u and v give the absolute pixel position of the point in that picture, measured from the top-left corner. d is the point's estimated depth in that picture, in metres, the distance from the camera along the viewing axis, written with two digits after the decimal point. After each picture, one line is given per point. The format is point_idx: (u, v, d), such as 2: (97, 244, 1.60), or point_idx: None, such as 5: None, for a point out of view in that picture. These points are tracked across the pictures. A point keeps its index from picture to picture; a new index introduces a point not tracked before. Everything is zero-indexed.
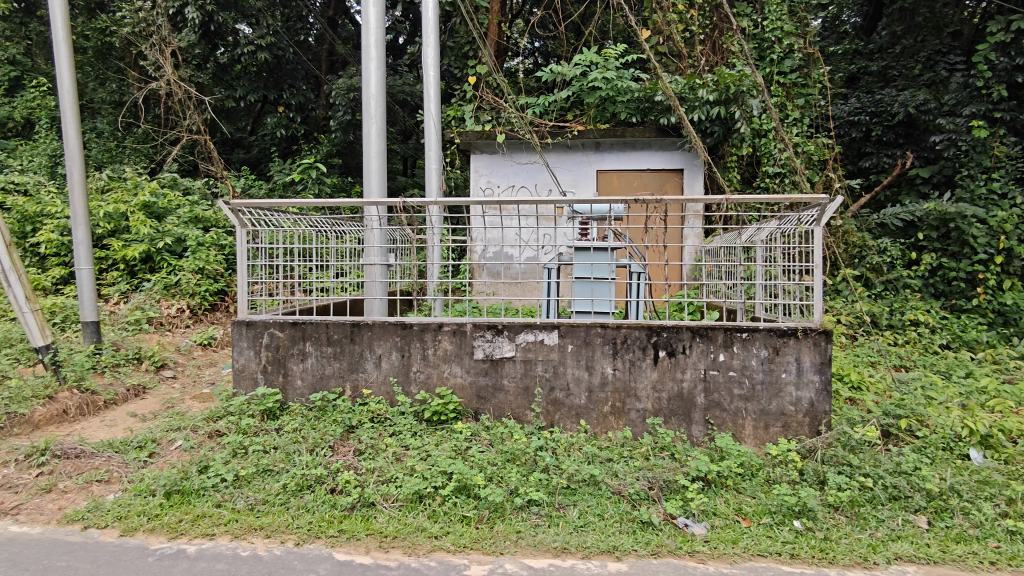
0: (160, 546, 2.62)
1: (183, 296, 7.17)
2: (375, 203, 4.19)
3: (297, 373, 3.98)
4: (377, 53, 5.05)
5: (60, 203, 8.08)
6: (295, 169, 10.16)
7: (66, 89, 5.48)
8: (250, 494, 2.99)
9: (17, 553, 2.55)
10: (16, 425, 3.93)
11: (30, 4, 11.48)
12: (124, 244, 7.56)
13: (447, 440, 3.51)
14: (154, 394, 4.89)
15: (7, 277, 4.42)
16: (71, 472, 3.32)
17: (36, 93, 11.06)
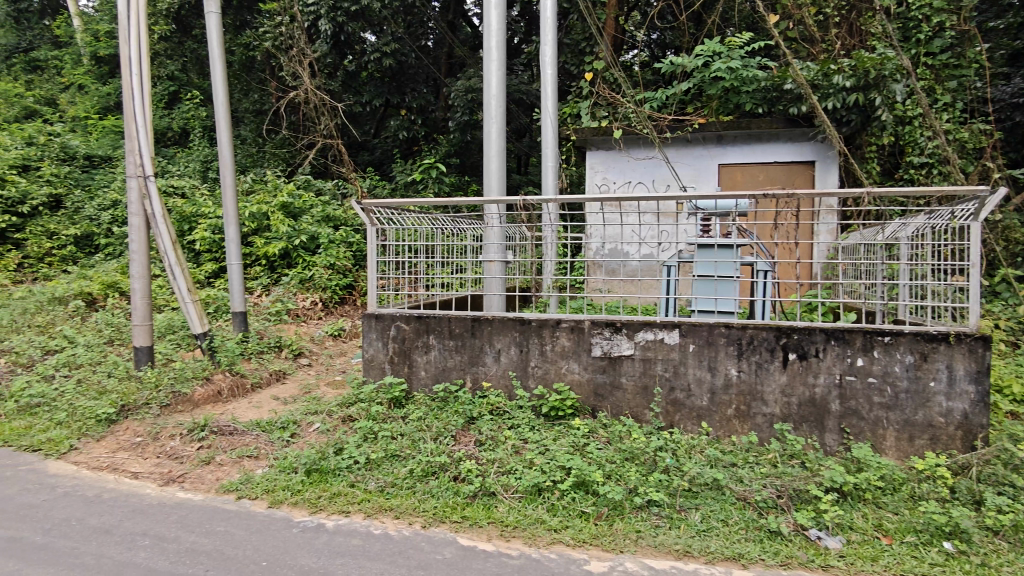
0: (303, 519, 2.85)
1: (316, 290, 7.72)
2: (496, 202, 4.28)
3: (421, 364, 4.17)
4: (499, 54, 5.15)
5: (211, 204, 8.94)
6: (416, 169, 10.57)
7: (220, 99, 6.05)
8: (380, 477, 3.18)
9: (184, 516, 2.87)
10: (180, 402, 4.42)
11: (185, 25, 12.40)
12: (266, 241, 8.24)
13: (565, 435, 3.53)
14: (293, 379, 5.31)
15: (173, 271, 4.99)
16: (226, 447, 3.68)
17: (190, 105, 12.31)
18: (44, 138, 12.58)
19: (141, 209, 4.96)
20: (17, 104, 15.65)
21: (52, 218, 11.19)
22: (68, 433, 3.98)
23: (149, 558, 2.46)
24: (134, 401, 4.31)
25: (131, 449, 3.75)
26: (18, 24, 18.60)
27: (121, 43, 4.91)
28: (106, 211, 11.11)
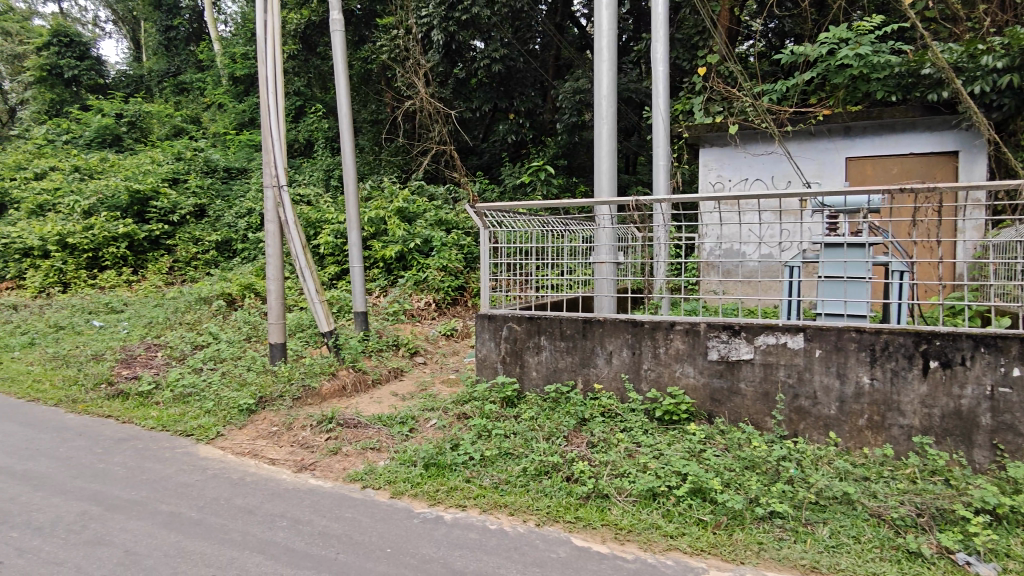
0: (423, 510, 2.98)
1: (430, 291, 8.00)
2: (606, 203, 4.26)
3: (533, 365, 4.22)
4: (610, 54, 5.11)
5: (334, 210, 9.53)
6: (524, 172, 10.68)
7: (343, 110, 6.42)
8: (495, 474, 3.25)
9: (315, 501, 3.09)
10: (310, 396, 4.75)
11: (309, 43, 12.54)
12: (383, 245, 8.65)
13: (680, 440, 3.45)
14: (410, 376, 5.54)
15: (303, 273, 5.37)
16: (352, 438, 3.91)
17: (315, 118, 13.30)
18: (191, 154, 14.20)
19: (276, 216, 5.37)
20: (169, 123, 17.46)
21: (198, 226, 12.36)
22: (215, 421, 4.40)
23: (287, 538, 2.67)
24: (271, 393, 4.68)
25: (269, 437, 4.08)
26: (168, 51, 20.73)
27: (258, 63, 5.33)
28: (242, 218, 12.12)
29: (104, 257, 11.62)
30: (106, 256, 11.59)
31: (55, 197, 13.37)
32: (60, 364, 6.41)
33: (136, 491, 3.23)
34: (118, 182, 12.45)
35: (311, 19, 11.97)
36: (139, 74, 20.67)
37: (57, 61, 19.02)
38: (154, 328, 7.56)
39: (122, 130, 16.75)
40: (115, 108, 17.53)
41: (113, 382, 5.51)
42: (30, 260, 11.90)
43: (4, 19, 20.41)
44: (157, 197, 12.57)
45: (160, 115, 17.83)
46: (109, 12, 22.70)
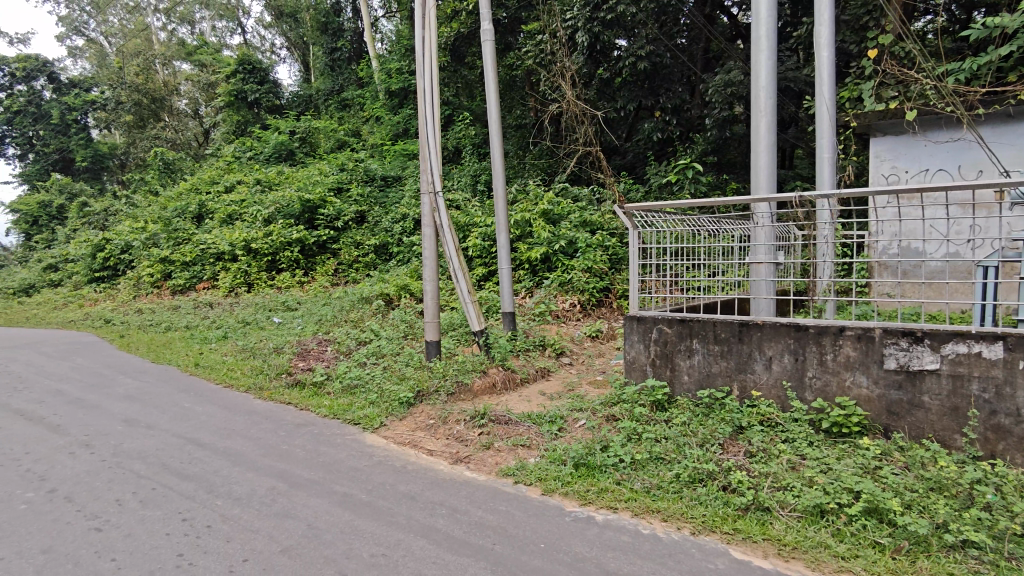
0: (574, 509, 3.00)
1: (575, 292, 8.00)
2: (765, 200, 4.04)
3: (684, 369, 4.10)
4: (768, 43, 4.83)
5: (482, 214, 9.89)
6: (671, 170, 10.37)
7: (493, 116, 6.63)
8: (646, 478, 3.21)
9: (471, 493, 3.22)
10: (463, 392, 4.97)
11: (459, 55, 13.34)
12: (529, 247, 8.82)
13: (851, 456, 3.19)
14: (556, 376, 5.59)
15: (456, 275, 5.63)
16: (503, 435, 4.04)
17: (462, 126, 13.89)
18: (352, 165, 15.44)
19: (432, 221, 5.67)
20: (333, 137, 19.04)
21: (359, 232, 13.35)
22: (379, 412, 4.74)
23: (446, 525, 2.82)
24: (428, 388, 4.96)
25: (426, 429, 4.32)
26: (333, 71, 22.59)
27: (417, 76, 5.65)
28: (398, 223, 12.87)
29: (281, 261, 13.00)
30: (282, 260, 12.97)
31: (242, 208, 15.15)
32: (248, 355, 7.24)
33: (315, 471, 3.57)
34: (292, 194, 13.86)
35: (460, 31, 12.52)
36: (308, 94, 22.76)
37: (242, 86, 21.50)
38: (323, 324, 8.30)
39: (294, 145, 18.75)
40: (289, 126, 19.47)
41: (291, 373, 6.14)
42: (222, 263, 13.61)
43: (200, 53, 23.37)
44: (324, 205, 13.82)
45: (326, 130, 19.51)
46: (284, 40, 25.23)
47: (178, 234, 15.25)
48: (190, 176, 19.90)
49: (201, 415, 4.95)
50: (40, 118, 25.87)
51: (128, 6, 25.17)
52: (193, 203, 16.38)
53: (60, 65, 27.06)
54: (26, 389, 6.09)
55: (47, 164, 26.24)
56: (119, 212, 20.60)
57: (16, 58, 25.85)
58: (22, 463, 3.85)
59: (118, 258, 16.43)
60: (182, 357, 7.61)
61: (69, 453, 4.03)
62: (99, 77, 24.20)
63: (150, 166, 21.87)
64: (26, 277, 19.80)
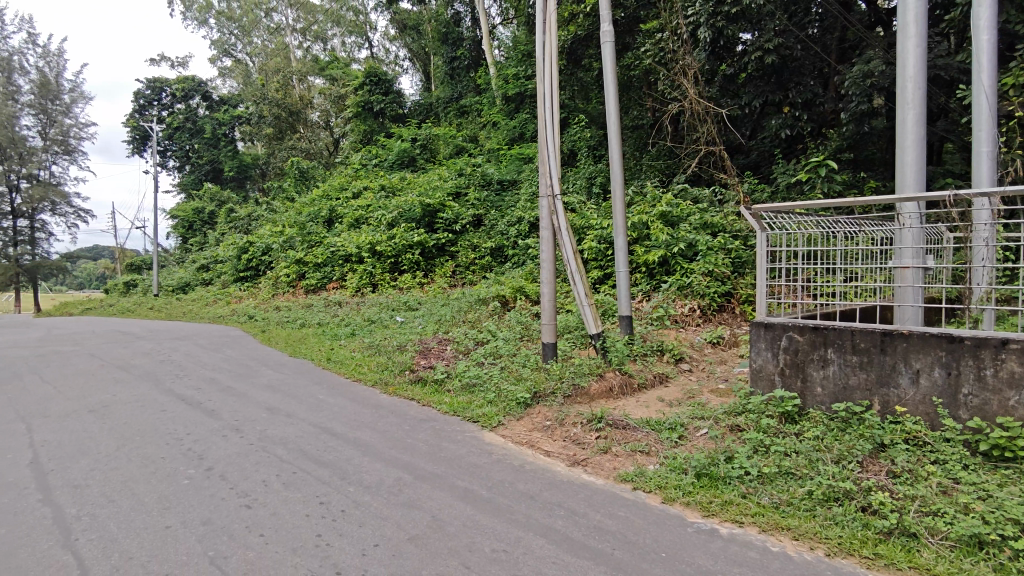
0: (696, 520, 2.92)
1: (695, 296, 7.73)
2: (911, 200, 3.71)
3: (817, 380, 3.86)
4: (917, 29, 4.44)
5: (597, 217, 9.83)
6: (800, 168, 9.78)
7: (612, 117, 6.56)
8: (774, 493, 3.05)
9: (590, 496, 3.22)
10: (579, 395, 4.97)
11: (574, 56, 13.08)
12: (646, 250, 8.66)
13: (1016, 483, 2.86)
14: (675, 383, 5.44)
15: (574, 277, 5.63)
16: (621, 439, 4.00)
17: (578, 129, 13.84)
18: (470, 169, 15.87)
19: (550, 224, 5.71)
20: (452, 143, 19.66)
21: (476, 235, 13.67)
22: (497, 411, 4.85)
23: (565, 526, 2.84)
24: (544, 390, 5.01)
25: (543, 430, 4.36)
26: (452, 79, 23.32)
27: (538, 81, 5.72)
28: (513, 226, 13.02)
29: (403, 262, 13.64)
30: (404, 261, 13.59)
31: (368, 212, 16.04)
32: (374, 352, 7.65)
33: (437, 465, 3.71)
34: (414, 199, 14.49)
35: (577, 33, 12.52)
36: (429, 103, 23.67)
37: (369, 97, 22.79)
38: (443, 324, 8.60)
39: (415, 152, 19.62)
40: (412, 134, 20.34)
41: (414, 369, 6.43)
42: (350, 264, 14.48)
43: (332, 68, 24.98)
44: (444, 209, 14.32)
45: (445, 137, 20.18)
46: (407, 52, 26.40)
47: (312, 238, 16.41)
48: (322, 183, 21.35)
49: (334, 407, 5.29)
50: (197, 133, 28.80)
51: (269, 27, 27.36)
52: (324, 208, 17.54)
53: (212, 84, 29.94)
54: (186, 377, 6.81)
55: (201, 174, 29.16)
56: (261, 218, 22.51)
57: (176, 80, 29.32)
58: (184, 443, 4.30)
59: (259, 259, 17.96)
60: (316, 351, 8.18)
61: (223, 436, 4.46)
62: (245, 93, 26.51)
63: (288, 175, 23.70)
64: (184, 276, 22.14)
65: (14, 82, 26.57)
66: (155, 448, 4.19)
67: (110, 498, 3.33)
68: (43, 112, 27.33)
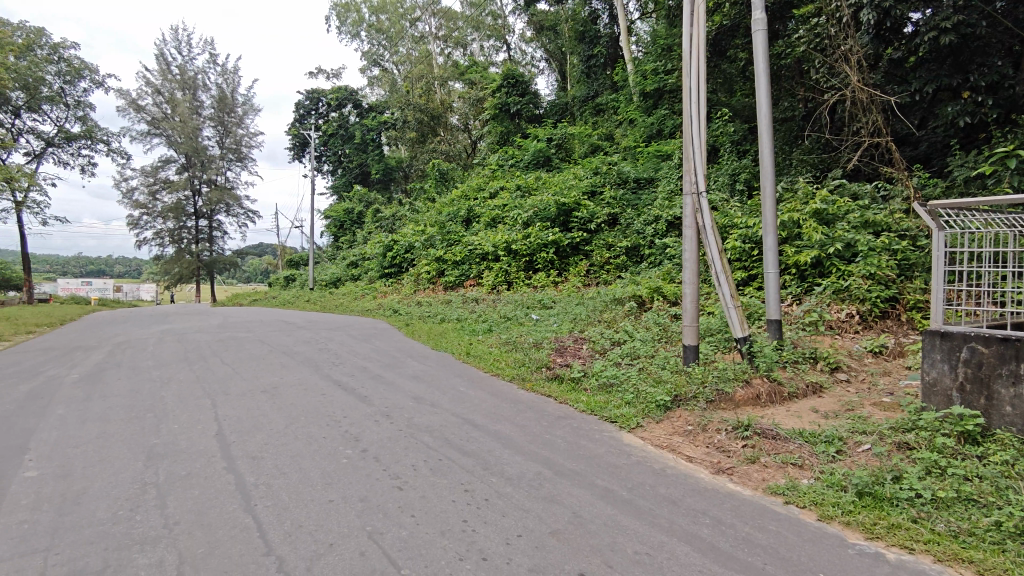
0: (859, 542, 2.69)
1: (853, 301, 7.12)
2: None
3: (1006, 399, 3.42)
4: None
5: (742, 216, 9.37)
6: (983, 159, 8.70)
7: (763, 110, 6.22)
8: (953, 520, 2.75)
9: (737, 506, 3.08)
10: (723, 401, 4.78)
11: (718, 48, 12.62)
12: (797, 250, 8.12)
13: None
14: (831, 394, 5.04)
15: (719, 278, 5.40)
16: (770, 450, 3.79)
17: (720, 123, 13.28)
18: (606, 168, 15.75)
19: (694, 222, 5.52)
20: (588, 142, 19.64)
21: (611, 234, 13.51)
22: (635, 412, 4.79)
23: (710, 534, 2.74)
24: (686, 393, 4.87)
25: (684, 435, 4.24)
26: (589, 77, 23.29)
27: (684, 74, 5.57)
28: (650, 224, 12.74)
29: (538, 261, 13.81)
30: (539, 260, 13.76)
31: (504, 212, 16.43)
32: (511, 348, 7.82)
33: (577, 463, 3.73)
34: (550, 198, 14.64)
35: (722, 24, 11.98)
36: (565, 102, 23.80)
37: (506, 99, 23.33)
38: (578, 323, 8.62)
39: (551, 152, 19.85)
40: (548, 134, 20.55)
41: (551, 367, 6.51)
42: (487, 263, 14.92)
43: (471, 72, 25.85)
44: (579, 208, 14.33)
45: (581, 135, 20.20)
46: (544, 52, 26.72)
47: (451, 236, 17.10)
48: (461, 184, 22.18)
49: (476, 400, 5.49)
50: (350, 139, 31.05)
51: (414, 36, 28.80)
52: (462, 208, 18.19)
53: (362, 93, 32.10)
54: (342, 364, 7.37)
55: (352, 177, 31.38)
56: (405, 218, 23.81)
57: (332, 90, 31.78)
58: (341, 425, 4.67)
59: (403, 257, 19.04)
60: (456, 346, 8.53)
61: (377, 421, 4.78)
62: (391, 100, 28.15)
63: (430, 177, 24.89)
64: (336, 272, 23.95)
65: (198, 99, 30.16)
66: (317, 428, 4.58)
67: (281, 470, 3.69)
68: (221, 124, 30.80)
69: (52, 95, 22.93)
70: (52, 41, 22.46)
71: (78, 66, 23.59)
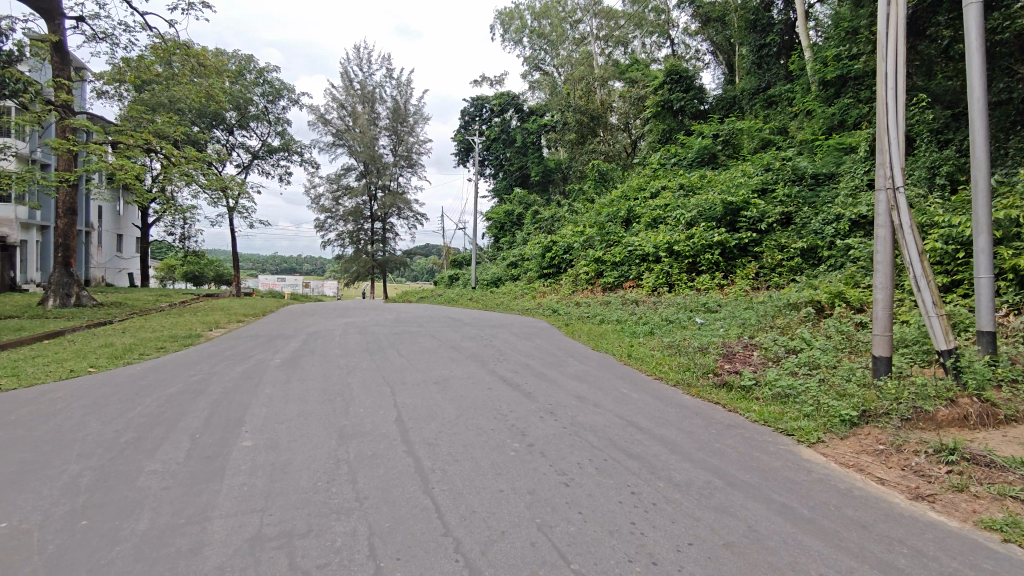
0: None
1: None
2: None
3: None
4: None
5: (945, 213, 8.31)
6: None
7: (976, 94, 5.38)
8: None
9: (941, 538, 2.76)
10: (922, 419, 4.29)
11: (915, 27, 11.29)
12: (1016, 253, 7.04)
13: None
14: None
15: (919, 283, 4.80)
16: (983, 479, 3.34)
17: (916, 110, 11.87)
18: (779, 164, 14.79)
19: (889, 220, 4.98)
20: (758, 136, 18.55)
21: (784, 234, 12.60)
22: (815, 426, 4.45)
23: (909, 566, 2.48)
24: (876, 409, 4.46)
25: (874, 455, 3.87)
26: (760, 68, 21.92)
27: (878, 60, 5.07)
28: (830, 224, 11.75)
29: (701, 262, 13.30)
30: (703, 261, 13.25)
31: (666, 212, 16.02)
32: (675, 352, 7.62)
33: (751, 474, 3.55)
34: (716, 197, 14.04)
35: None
36: (733, 95, 22.67)
37: (669, 97, 22.68)
38: (747, 329, 8.17)
39: (717, 149, 19.04)
40: (713, 130, 19.69)
41: (718, 373, 6.25)
42: (647, 264, 14.63)
43: (632, 71, 25.48)
44: (748, 207, 13.57)
45: (751, 130, 19.14)
46: (711, 45, 25.63)
47: (611, 237, 17.00)
48: (620, 184, 21.97)
49: (640, 402, 5.42)
50: (512, 142, 32.02)
51: (575, 38, 28.95)
52: (622, 209, 18.00)
53: (524, 97, 32.92)
54: (506, 361, 7.64)
55: (513, 179, 32.33)
56: (564, 219, 24.09)
57: (495, 96, 32.93)
58: (509, 419, 4.85)
59: (562, 257, 19.33)
60: (617, 347, 8.47)
61: (541, 417, 4.89)
62: (552, 103, 28.52)
63: (590, 178, 24.98)
64: (497, 272, 24.84)
65: (377, 111, 32.71)
66: (486, 420, 4.79)
67: (455, 457, 3.92)
68: (395, 133, 33.23)
69: (258, 113, 26.16)
70: (259, 66, 25.51)
71: (279, 87, 26.64)
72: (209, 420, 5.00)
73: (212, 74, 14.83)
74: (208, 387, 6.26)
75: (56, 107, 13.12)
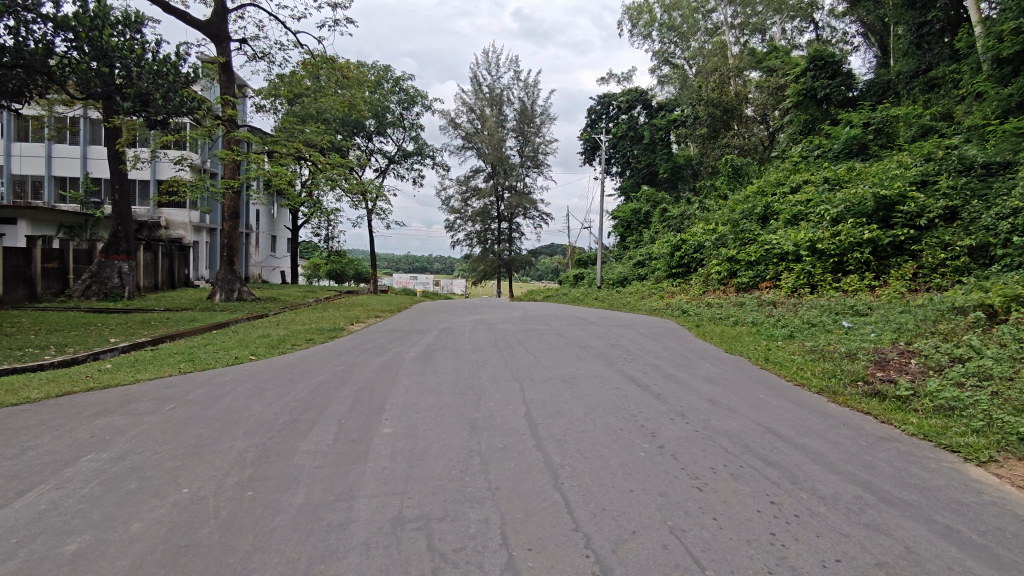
0: None
1: None
2: None
3: None
4: None
5: None
6: None
7: None
8: None
9: None
10: None
11: None
12: None
13: None
14: None
15: None
16: None
17: None
18: (943, 153, 13.37)
19: None
20: (916, 123, 16.91)
21: (949, 231, 11.35)
22: (987, 444, 3.98)
23: None
24: None
25: None
26: (919, 48, 19.73)
27: None
28: (1005, 219, 10.45)
29: (849, 261, 12.34)
30: (851, 261, 12.27)
31: (808, 208, 15.04)
32: (817, 357, 7.14)
33: (909, 492, 3.25)
34: (867, 191, 12.97)
35: None
36: (888, 79, 20.81)
37: (813, 84, 21.26)
38: (903, 334, 7.45)
39: (868, 138, 17.63)
40: (864, 118, 18.16)
41: (868, 381, 5.77)
42: (787, 263, 13.80)
43: (769, 59, 24.19)
44: (905, 202, 12.40)
45: (908, 117, 17.46)
46: (860, 25, 23.68)
47: (745, 235, 16.22)
48: (757, 179, 20.92)
49: (779, 408, 5.14)
50: (641, 139, 31.44)
51: (708, 28, 27.90)
52: (759, 205, 17.11)
53: (653, 93, 32.18)
54: (635, 360, 7.53)
55: (641, 176, 31.79)
56: (694, 217, 23.32)
57: (621, 94, 32.22)
58: (638, 419, 4.78)
59: (692, 256, 18.73)
60: (753, 350, 8.08)
61: (671, 419, 4.77)
62: (682, 97, 27.69)
63: (722, 173, 24.01)
64: (622, 271, 24.53)
65: (505, 113, 33.41)
66: (615, 420, 4.75)
67: (585, 454, 3.93)
68: (523, 134, 33.74)
69: (394, 120, 27.66)
70: (396, 74, 26.95)
71: (413, 94, 27.97)
72: (352, 407, 5.37)
73: (355, 85, 15.88)
74: (351, 377, 6.72)
75: (223, 121, 14.67)
